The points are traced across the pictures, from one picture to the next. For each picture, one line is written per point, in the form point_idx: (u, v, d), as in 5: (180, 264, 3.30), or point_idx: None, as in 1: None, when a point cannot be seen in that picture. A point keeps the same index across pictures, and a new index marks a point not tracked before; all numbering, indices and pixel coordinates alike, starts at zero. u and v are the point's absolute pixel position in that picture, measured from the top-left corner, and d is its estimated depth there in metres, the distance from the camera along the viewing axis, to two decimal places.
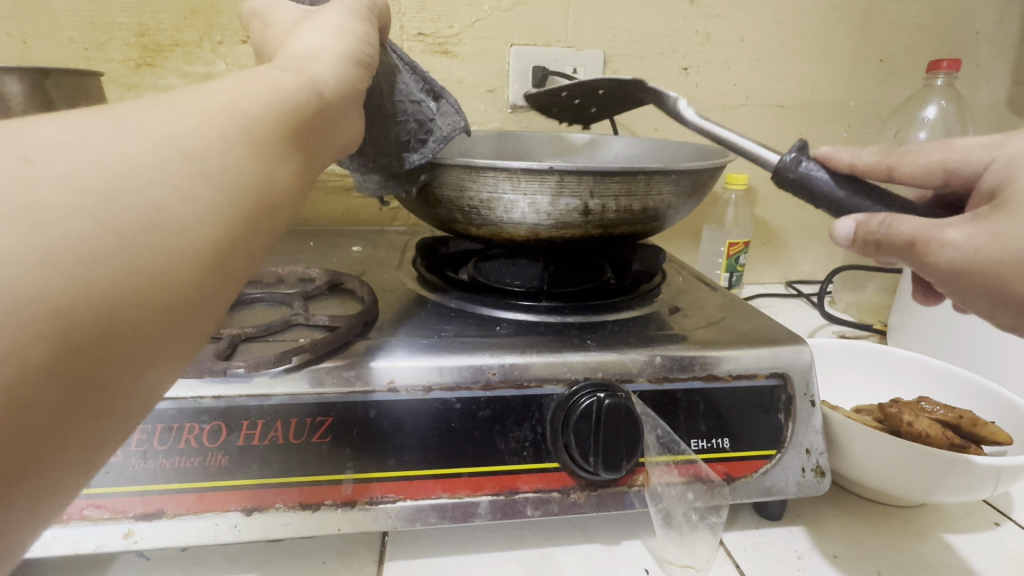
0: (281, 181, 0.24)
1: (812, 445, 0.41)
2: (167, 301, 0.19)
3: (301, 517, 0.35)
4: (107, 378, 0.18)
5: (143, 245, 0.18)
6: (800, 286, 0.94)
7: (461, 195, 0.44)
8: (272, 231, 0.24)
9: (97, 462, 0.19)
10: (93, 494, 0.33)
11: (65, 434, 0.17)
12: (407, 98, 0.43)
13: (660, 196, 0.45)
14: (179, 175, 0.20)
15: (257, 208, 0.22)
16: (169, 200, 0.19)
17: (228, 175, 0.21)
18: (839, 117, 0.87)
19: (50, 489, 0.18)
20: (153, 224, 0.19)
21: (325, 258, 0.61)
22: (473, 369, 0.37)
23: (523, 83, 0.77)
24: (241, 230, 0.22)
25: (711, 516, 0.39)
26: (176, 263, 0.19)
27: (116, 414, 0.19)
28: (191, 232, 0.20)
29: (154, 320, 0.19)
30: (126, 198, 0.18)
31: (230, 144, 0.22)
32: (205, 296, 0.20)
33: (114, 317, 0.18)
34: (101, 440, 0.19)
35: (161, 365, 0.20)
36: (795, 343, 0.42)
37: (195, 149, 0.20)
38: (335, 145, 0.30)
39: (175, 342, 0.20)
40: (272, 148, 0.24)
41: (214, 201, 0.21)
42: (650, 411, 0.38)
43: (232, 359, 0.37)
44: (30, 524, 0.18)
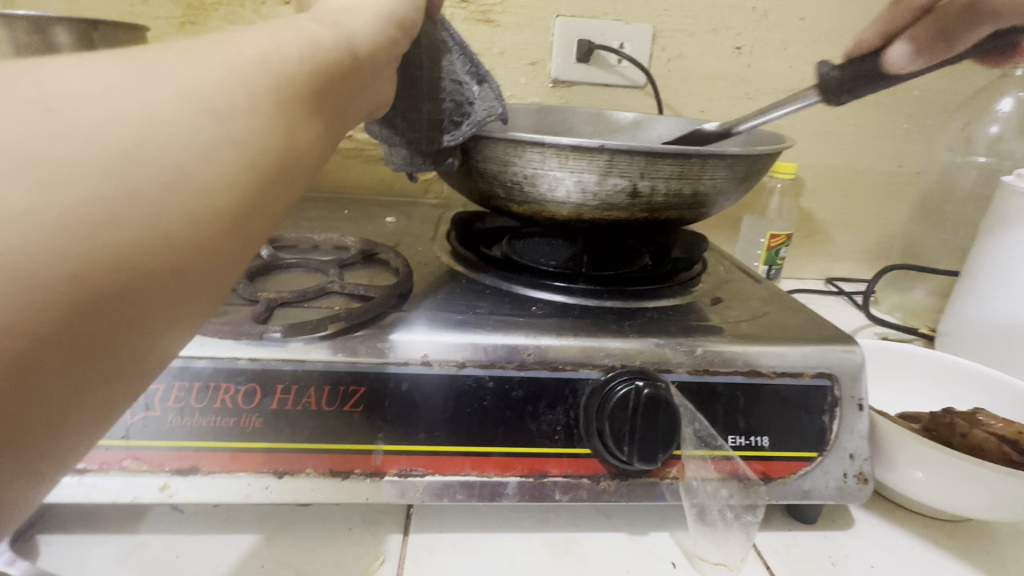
0: (308, 144, 0.23)
1: (857, 450, 0.39)
2: (183, 268, 0.18)
3: (331, 483, 0.35)
4: (120, 345, 0.17)
5: (162, 207, 0.17)
6: (841, 284, 0.90)
7: (505, 171, 0.43)
8: (295, 195, 0.23)
9: (107, 426, 0.19)
10: (133, 446, 0.34)
11: (73, 397, 0.17)
12: (448, 77, 0.42)
13: (712, 181, 0.43)
14: (201, 134, 0.19)
15: (280, 171, 0.21)
16: (191, 158, 0.18)
17: (253, 137, 0.20)
18: (902, 105, 0.82)
19: (55, 450, 0.17)
20: (173, 186, 0.18)
21: (359, 226, 0.61)
22: (508, 348, 0.36)
23: (567, 56, 0.74)
24: (262, 193, 0.21)
25: (746, 515, 0.38)
26: (194, 227, 0.18)
27: (131, 382, 0.18)
28: (209, 194, 0.19)
29: (169, 284, 0.18)
30: (146, 156, 0.17)
31: (258, 102, 0.21)
32: (220, 260, 0.19)
33: (127, 284, 0.17)
34: (116, 405, 0.18)
35: (178, 332, 0.19)
36: (847, 343, 0.39)
37: (223, 108, 0.19)
38: (363, 108, 0.29)
39: (191, 310, 0.19)
40: (302, 110, 0.22)
41: (235, 163, 0.20)
42: (689, 404, 0.37)
43: (269, 322, 0.37)
44: (44, 483, 0.18)
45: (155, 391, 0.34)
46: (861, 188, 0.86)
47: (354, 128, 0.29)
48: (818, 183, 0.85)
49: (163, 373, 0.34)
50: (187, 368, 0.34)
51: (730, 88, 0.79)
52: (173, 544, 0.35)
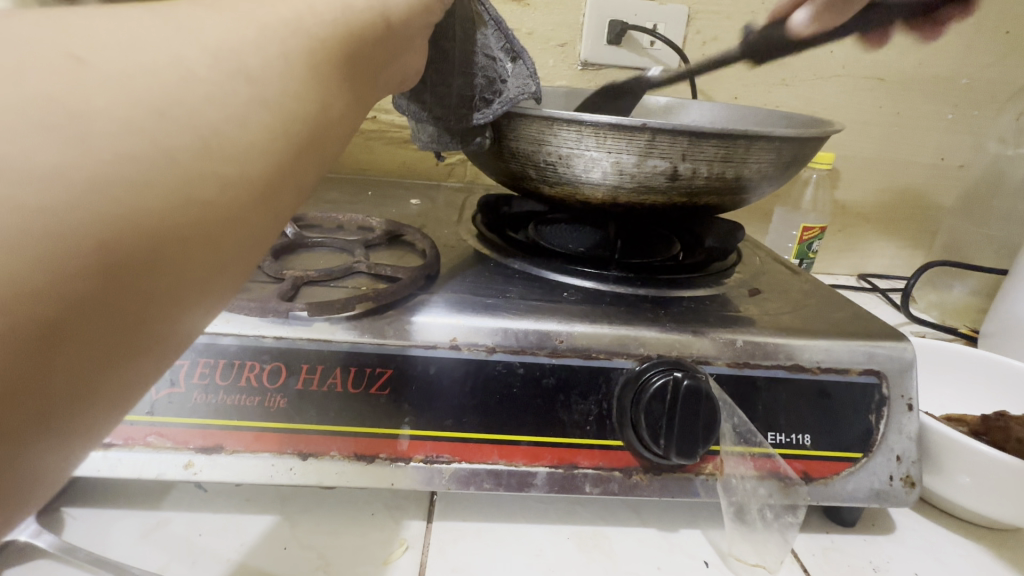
0: (342, 111, 0.21)
1: (904, 452, 0.37)
2: (214, 239, 0.17)
3: (356, 467, 0.34)
4: (150, 319, 0.16)
5: (196, 172, 0.16)
6: (874, 280, 0.87)
7: (537, 150, 0.41)
8: (325, 165, 0.21)
9: (131, 405, 0.17)
10: (157, 422, 0.33)
11: (100, 373, 0.15)
12: (481, 51, 0.40)
13: (756, 165, 0.41)
14: (234, 96, 0.17)
15: (313, 139, 0.20)
16: (224, 121, 0.17)
17: (287, 101, 0.19)
18: (948, 94, 0.78)
19: (79, 430, 0.16)
20: (206, 151, 0.16)
21: (383, 208, 0.60)
22: (539, 334, 0.35)
23: (598, 37, 0.72)
24: (295, 162, 0.19)
25: (786, 516, 0.36)
26: (226, 195, 0.17)
27: (158, 358, 0.17)
28: (242, 161, 0.17)
29: (201, 255, 0.17)
30: (180, 118, 0.16)
31: (293, 65, 0.19)
32: (249, 232, 0.18)
33: (159, 253, 0.16)
34: (141, 383, 0.17)
35: (209, 305, 0.18)
36: (896, 339, 0.37)
37: (256, 68, 0.18)
38: (393, 77, 0.28)
39: (221, 282, 0.18)
40: (335, 74, 0.21)
41: (269, 129, 0.18)
42: (727, 398, 0.35)
43: (295, 301, 0.36)
44: (65, 463, 0.16)
45: (180, 366, 0.33)
46: (900, 180, 0.82)
47: (385, 97, 0.27)
48: (855, 174, 0.82)
49: (188, 348, 0.33)
50: (212, 345, 0.33)
51: (767, 73, 0.75)
52: (196, 522, 0.35)
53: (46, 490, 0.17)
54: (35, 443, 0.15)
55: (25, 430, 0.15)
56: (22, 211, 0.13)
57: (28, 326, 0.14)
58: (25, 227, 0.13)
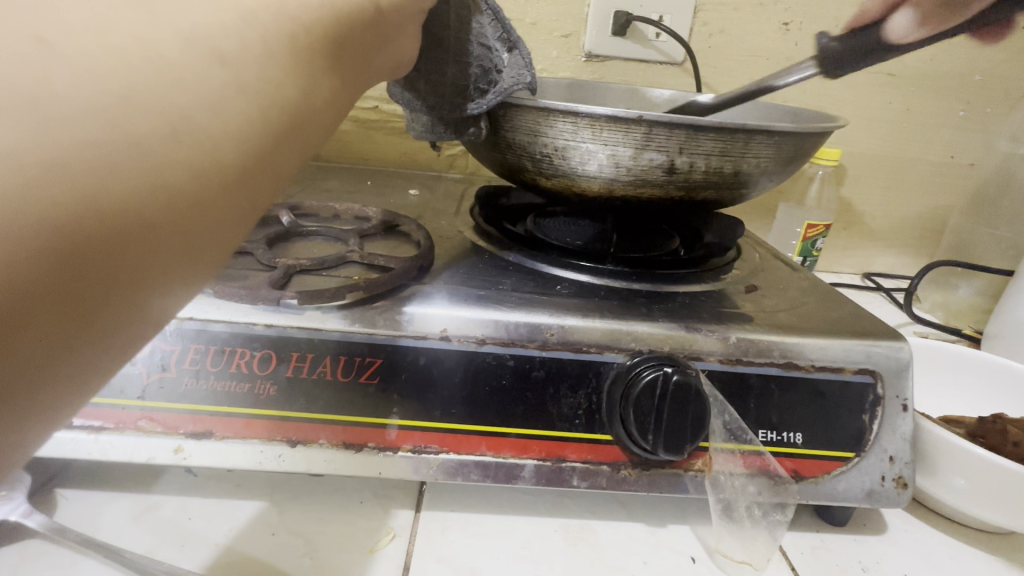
0: (324, 99, 0.21)
1: (898, 453, 0.37)
2: (184, 224, 0.17)
3: (344, 455, 0.34)
4: (115, 301, 0.16)
5: (166, 158, 0.16)
6: (879, 279, 0.86)
7: (533, 141, 0.40)
8: (305, 154, 0.21)
9: (94, 387, 0.17)
10: (148, 406, 0.34)
11: (62, 355, 0.15)
12: (476, 39, 0.39)
13: (755, 160, 0.40)
14: (208, 82, 0.17)
15: (291, 127, 0.19)
16: (198, 107, 0.16)
17: (263, 88, 0.18)
18: (960, 91, 0.76)
19: (39, 411, 0.16)
20: (177, 137, 0.16)
21: (381, 198, 0.60)
22: (530, 327, 0.34)
23: (602, 29, 0.71)
24: (272, 150, 0.19)
25: (775, 514, 0.36)
26: (198, 181, 0.17)
27: (125, 341, 0.17)
28: (216, 147, 0.17)
29: (169, 240, 0.16)
30: (150, 101, 0.15)
31: (274, 50, 0.18)
32: (222, 218, 0.18)
33: (126, 235, 0.15)
34: (107, 365, 0.17)
35: (176, 290, 0.17)
36: (894, 339, 0.37)
37: (233, 51, 0.17)
38: (384, 65, 0.27)
39: (191, 267, 0.18)
40: (318, 61, 0.20)
41: (244, 115, 0.18)
42: (719, 395, 0.35)
43: (287, 288, 0.36)
44: (26, 443, 0.16)
45: (171, 352, 0.33)
46: (908, 178, 0.81)
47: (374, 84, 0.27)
48: (862, 171, 0.80)
49: (179, 335, 0.33)
50: (204, 331, 0.33)
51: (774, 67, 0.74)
52: (186, 506, 0.35)
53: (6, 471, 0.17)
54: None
55: None
56: None
57: None
58: None
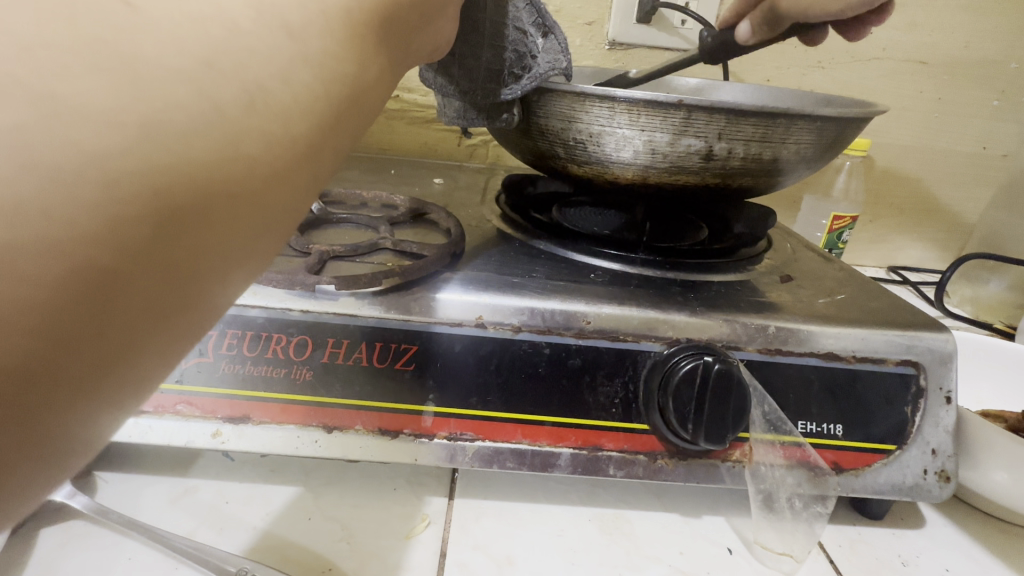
0: (380, 75, 0.21)
1: (940, 446, 0.36)
2: (258, 198, 0.17)
3: (379, 442, 0.34)
4: (194, 276, 0.16)
5: (238, 127, 0.16)
6: (906, 272, 0.84)
7: (567, 127, 0.40)
8: (361, 129, 0.21)
9: (170, 369, 0.17)
10: (187, 391, 0.34)
11: (145, 331, 0.15)
12: (512, 23, 0.38)
13: (795, 146, 0.39)
14: (277, 49, 0.16)
15: (350, 100, 0.19)
16: (268, 77, 0.16)
17: (328, 60, 0.18)
18: (994, 79, 0.74)
19: (119, 390, 0.15)
20: (252, 106, 0.16)
21: (406, 187, 0.59)
22: (567, 315, 0.34)
23: (627, 16, 0.70)
24: (333, 125, 0.19)
25: (816, 506, 0.36)
26: (268, 152, 0.16)
27: (199, 319, 0.16)
28: (288, 119, 0.17)
29: (244, 213, 0.16)
30: (226, 69, 0.15)
31: (339, 21, 0.18)
32: (292, 193, 0.18)
33: (207, 206, 0.15)
34: (182, 345, 0.16)
35: (248, 268, 0.17)
36: (937, 329, 0.36)
37: (298, 23, 0.17)
38: (429, 43, 0.27)
39: (258, 243, 0.17)
40: (378, 33, 0.20)
41: (313, 87, 0.17)
42: (758, 385, 0.34)
43: (322, 274, 0.36)
44: (106, 427, 0.16)
45: (209, 337, 0.33)
46: (938, 169, 0.79)
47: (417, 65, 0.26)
48: (891, 162, 0.79)
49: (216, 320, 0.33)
50: (240, 316, 0.33)
51: (803, 54, 0.72)
52: (223, 490, 0.35)
53: (84, 458, 0.17)
54: (80, 399, 0.14)
55: (69, 383, 0.14)
56: (76, 152, 0.13)
57: (73, 275, 0.13)
58: (74, 171, 0.13)
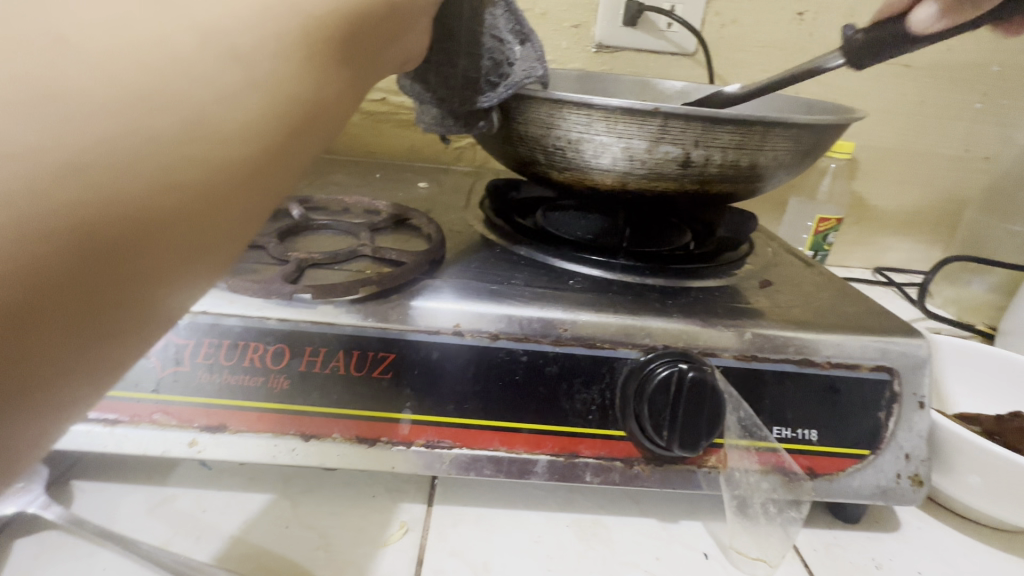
0: (342, 90, 0.20)
1: (914, 450, 0.36)
2: (196, 224, 0.16)
3: (357, 450, 0.34)
4: (125, 303, 0.16)
5: (174, 157, 0.16)
6: (890, 274, 0.85)
7: (547, 134, 0.40)
8: (320, 146, 0.21)
9: (103, 391, 0.17)
10: (162, 400, 0.34)
11: (70, 358, 0.15)
12: (488, 32, 0.38)
13: (773, 153, 0.39)
14: (226, 76, 0.16)
15: (305, 120, 0.19)
16: (210, 104, 0.16)
17: (280, 84, 0.18)
18: (977, 82, 0.75)
19: (45, 415, 0.15)
20: (190, 134, 0.16)
21: (390, 191, 0.59)
22: (544, 322, 0.34)
23: (613, 19, 0.70)
24: (283, 146, 0.18)
25: (790, 511, 0.36)
26: (208, 179, 0.16)
27: (130, 344, 0.16)
28: (230, 144, 0.17)
29: (181, 240, 0.16)
30: (162, 98, 0.15)
31: (295, 43, 0.18)
32: (235, 216, 0.18)
33: (138, 234, 0.15)
34: (115, 367, 0.17)
35: (186, 292, 0.17)
36: (911, 335, 0.36)
37: (247, 47, 0.17)
38: (399, 56, 0.26)
39: (207, 264, 0.17)
40: (338, 52, 0.20)
41: (258, 111, 0.17)
42: (734, 392, 0.35)
43: (299, 283, 0.36)
44: (35, 446, 0.16)
45: (185, 346, 0.33)
46: (921, 172, 0.80)
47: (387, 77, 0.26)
48: (875, 165, 0.79)
49: (192, 329, 0.33)
50: (217, 325, 0.33)
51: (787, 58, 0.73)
52: (200, 499, 0.35)
53: (18, 474, 0.17)
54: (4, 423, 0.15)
55: None
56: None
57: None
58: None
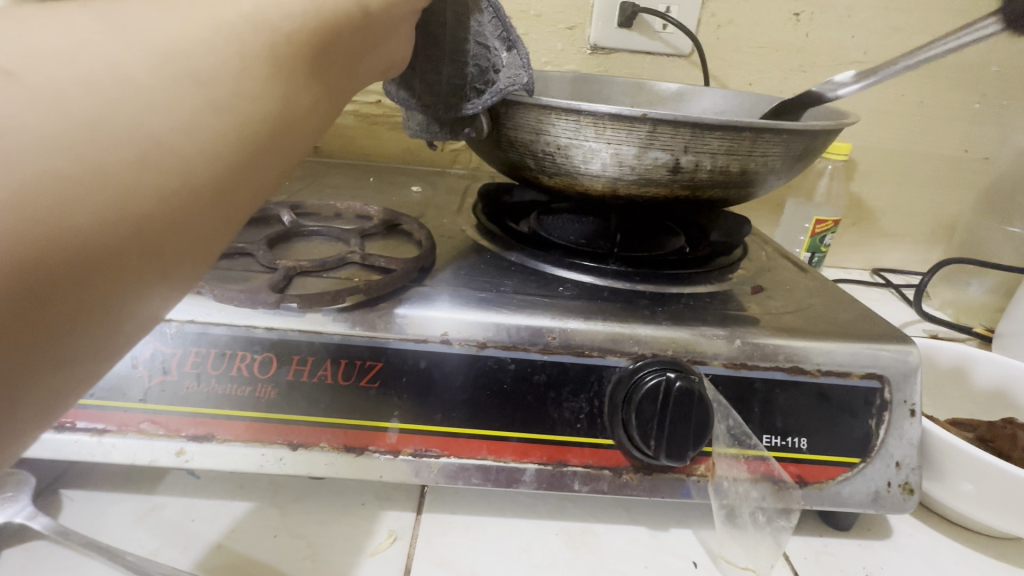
0: (310, 107, 0.21)
1: (905, 458, 0.36)
2: (153, 250, 0.17)
3: (345, 459, 0.34)
4: (78, 330, 0.16)
5: (130, 184, 0.16)
6: (888, 275, 0.85)
7: (537, 140, 0.40)
8: (286, 163, 0.21)
9: (56, 413, 0.17)
10: (150, 410, 0.34)
11: (21, 387, 0.15)
12: (475, 39, 0.37)
13: (764, 158, 0.39)
14: (178, 99, 0.17)
15: (268, 140, 0.19)
16: (167, 129, 0.16)
17: (239, 104, 0.18)
18: (976, 83, 0.74)
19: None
20: (146, 161, 0.16)
21: (383, 196, 0.59)
22: (532, 330, 0.34)
23: (608, 20, 0.70)
24: (245, 167, 0.19)
25: (779, 520, 0.36)
26: (167, 205, 0.17)
27: (84, 368, 0.17)
28: (189, 169, 0.17)
29: (136, 266, 0.16)
30: (116, 127, 0.15)
31: (249, 63, 0.18)
32: (196, 239, 0.18)
33: (92, 263, 0.15)
34: (69, 392, 0.17)
35: (143, 315, 0.17)
36: (903, 343, 0.36)
37: (209, 71, 0.17)
38: (376, 66, 0.27)
39: (164, 286, 0.18)
40: (301, 71, 0.20)
41: (217, 134, 0.18)
42: (723, 400, 0.35)
43: (287, 291, 0.36)
44: None
45: (172, 356, 0.33)
46: (919, 173, 0.79)
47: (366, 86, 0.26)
48: (873, 166, 0.79)
49: (180, 339, 0.33)
50: (206, 334, 0.33)
51: (784, 59, 0.73)
52: (189, 508, 0.35)
53: None
54: None
55: None
56: None
57: None
58: None
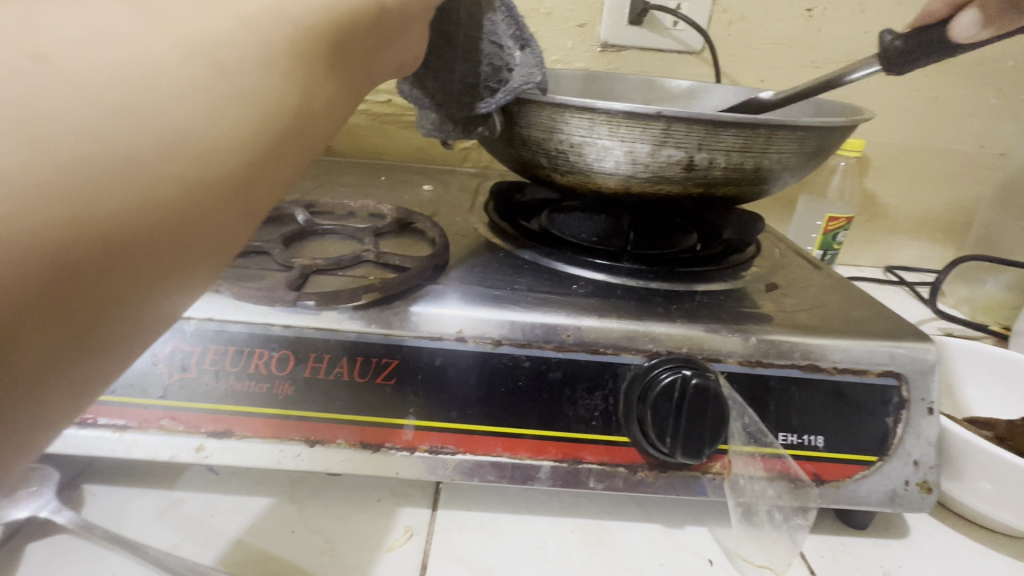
0: (327, 102, 0.21)
1: (923, 456, 0.36)
2: (178, 239, 0.17)
3: (361, 455, 0.35)
4: (106, 319, 0.16)
5: (155, 174, 0.16)
6: (902, 273, 0.84)
7: (550, 138, 0.39)
8: (304, 157, 0.21)
9: (84, 406, 0.17)
10: (169, 406, 0.34)
11: (51, 376, 0.15)
12: (488, 38, 0.38)
13: (778, 155, 0.39)
14: (201, 93, 0.17)
15: (288, 134, 0.20)
16: (191, 120, 0.17)
17: (260, 97, 0.18)
18: (992, 77, 0.73)
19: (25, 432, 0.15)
20: (171, 151, 0.16)
21: (395, 194, 0.59)
22: (546, 328, 0.34)
23: (619, 18, 0.69)
24: (265, 160, 0.19)
25: (796, 518, 0.36)
26: (190, 195, 0.17)
27: (112, 358, 0.17)
28: (212, 160, 0.17)
29: (162, 255, 0.17)
30: (141, 117, 0.16)
31: (270, 58, 0.19)
32: (217, 230, 0.18)
33: (119, 252, 0.16)
34: (97, 383, 0.17)
35: (168, 306, 0.17)
36: (921, 341, 0.36)
37: (230, 62, 0.18)
38: (392, 63, 0.27)
39: (188, 277, 0.18)
40: (320, 66, 0.20)
41: (239, 127, 0.18)
42: (739, 397, 0.34)
43: (303, 289, 0.36)
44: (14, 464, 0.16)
45: (191, 353, 0.34)
46: (934, 169, 0.79)
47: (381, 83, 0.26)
48: (886, 162, 0.78)
49: (199, 336, 0.34)
50: (224, 332, 0.34)
51: (796, 55, 0.72)
52: (208, 503, 0.35)
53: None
54: None
55: None
56: None
57: None
58: None
